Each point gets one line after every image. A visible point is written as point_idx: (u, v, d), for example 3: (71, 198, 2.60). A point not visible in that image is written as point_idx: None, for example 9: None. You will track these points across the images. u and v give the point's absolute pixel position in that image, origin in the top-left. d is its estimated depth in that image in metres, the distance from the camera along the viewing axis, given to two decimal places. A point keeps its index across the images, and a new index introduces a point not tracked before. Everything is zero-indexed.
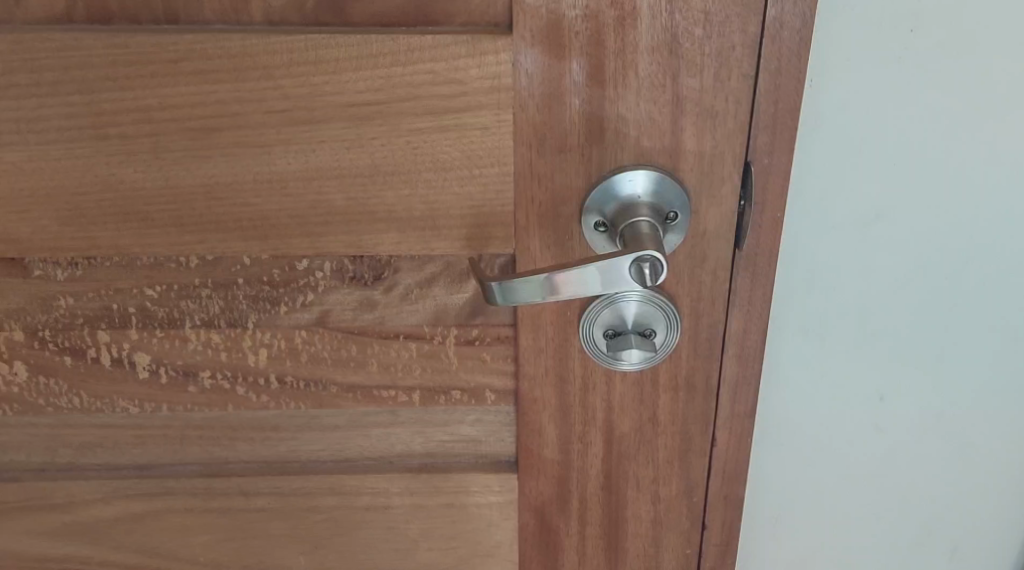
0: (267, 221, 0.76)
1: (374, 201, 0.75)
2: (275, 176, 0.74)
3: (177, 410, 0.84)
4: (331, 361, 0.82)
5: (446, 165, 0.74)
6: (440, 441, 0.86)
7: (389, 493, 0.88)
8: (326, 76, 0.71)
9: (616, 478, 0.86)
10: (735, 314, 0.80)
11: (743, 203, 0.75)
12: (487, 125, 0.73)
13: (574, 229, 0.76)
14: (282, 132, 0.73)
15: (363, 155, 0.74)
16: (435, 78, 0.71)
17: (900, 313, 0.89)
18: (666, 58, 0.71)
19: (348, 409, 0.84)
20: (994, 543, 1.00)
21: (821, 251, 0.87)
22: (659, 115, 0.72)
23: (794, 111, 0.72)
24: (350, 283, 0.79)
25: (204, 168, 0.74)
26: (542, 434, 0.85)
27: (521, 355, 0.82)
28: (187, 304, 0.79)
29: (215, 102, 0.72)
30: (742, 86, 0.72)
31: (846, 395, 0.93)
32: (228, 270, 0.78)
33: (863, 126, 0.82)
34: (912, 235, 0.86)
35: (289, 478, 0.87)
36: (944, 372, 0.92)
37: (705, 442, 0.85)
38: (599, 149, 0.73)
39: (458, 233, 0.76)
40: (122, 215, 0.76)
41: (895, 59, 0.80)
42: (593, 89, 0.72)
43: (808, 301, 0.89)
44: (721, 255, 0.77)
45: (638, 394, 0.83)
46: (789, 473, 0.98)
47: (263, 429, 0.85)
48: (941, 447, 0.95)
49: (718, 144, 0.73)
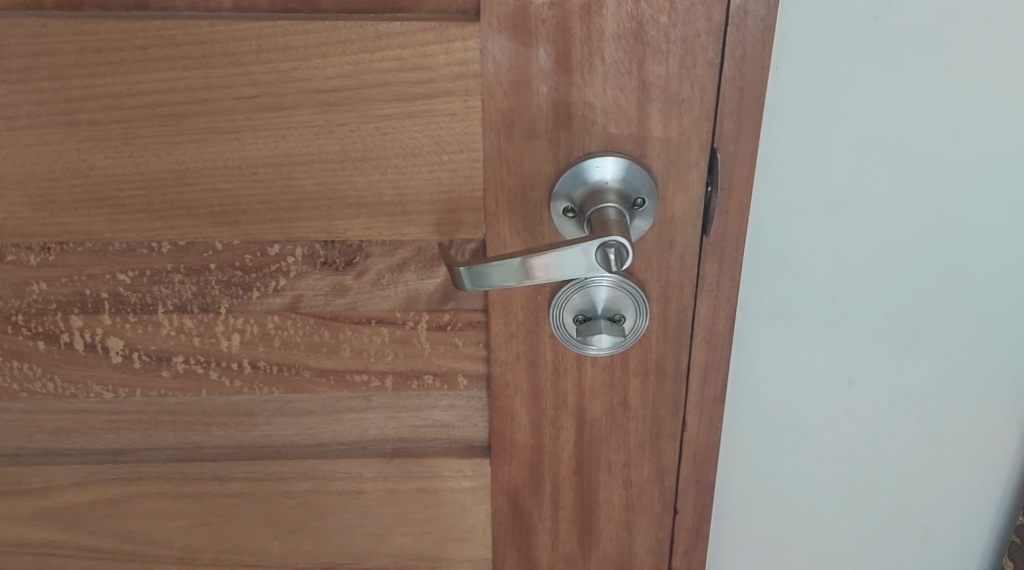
0: (238, 207, 0.76)
1: (344, 186, 0.76)
2: (245, 162, 0.75)
3: (151, 395, 0.84)
4: (304, 347, 0.83)
5: (415, 151, 0.75)
6: (413, 426, 0.87)
7: (362, 478, 0.89)
8: (295, 63, 0.72)
9: (588, 462, 0.87)
10: (703, 299, 0.81)
11: (710, 189, 0.76)
12: (455, 111, 0.73)
13: (543, 215, 0.76)
14: (252, 118, 0.73)
15: (332, 141, 0.74)
16: (403, 65, 0.72)
17: (868, 300, 0.90)
18: (632, 45, 0.72)
19: (321, 394, 0.85)
20: (963, 527, 1.01)
21: (789, 239, 0.88)
22: (626, 102, 0.73)
23: (760, 99, 0.73)
24: (322, 268, 0.80)
25: (175, 154, 0.75)
26: (514, 418, 0.86)
27: (493, 340, 0.83)
28: (160, 290, 0.80)
29: (185, 88, 0.73)
30: (707, 73, 0.72)
31: (816, 379, 0.94)
32: (200, 255, 0.78)
33: (830, 114, 0.83)
34: (880, 223, 0.87)
35: (263, 462, 0.87)
36: (912, 359, 0.93)
37: (676, 427, 0.86)
38: (567, 136, 0.74)
39: (428, 219, 0.77)
40: (93, 201, 0.76)
41: (860, 48, 0.81)
42: (560, 76, 0.72)
43: (777, 287, 0.90)
44: (689, 241, 0.78)
45: (609, 379, 0.84)
46: (760, 457, 0.99)
47: (236, 414, 0.86)
48: (911, 434, 0.97)
49: (684, 130, 0.74)
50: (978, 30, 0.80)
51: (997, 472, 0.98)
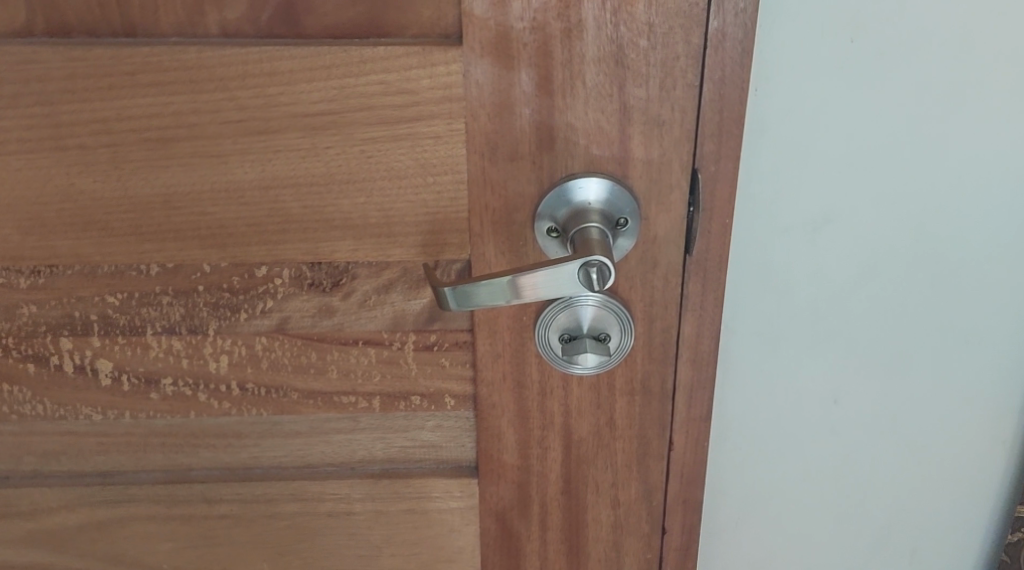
0: (224, 229, 0.77)
1: (331, 209, 0.77)
2: (232, 186, 0.76)
3: (140, 417, 0.85)
4: (292, 368, 0.83)
5: (400, 173, 0.76)
6: (401, 447, 0.88)
7: (351, 499, 0.89)
8: (281, 88, 0.73)
9: (575, 482, 0.87)
10: (688, 318, 0.81)
11: (692, 209, 0.77)
12: (439, 134, 0.74)
13: (528, 236, 0.77)
14: (239, 142, 0.74)
15: (318, 164, 0.75)
16: (387, 89, 0.73)
17: (851, 318, 0.91)
18: (613, 69, 0.73)
19: (309, 416, 0.86)
20: (953, 546, 1.02)
21: (771, 258, 0.89)
22: (608, 124, 0.74)
23: (739, 120, 0.74)
24: (309, 290, 0.80)
25: (162, 177, 0.76)
26: (501, 438, 0.86)
27: (479, 360, 0.83)
28: (148, 312, 0.81)
29: (173, 112, 0.74)
30: (687, 95, 0.74)
31: (801, 397, 0.95)
32: (188, 277, 0.79)
33: (810, 134, 0.84)
34: (861, 241, 0.88)
35: (252, 484, 0.88)
36: (895, 377, 0.94)
37: (663, 446, 0.86)
38: (550, 157, 0.75)
39: (414, 240, 0.78)
40: (82, 224, 0.77)
41: (837, 69, 0.82)
42: (542, 99, 0.73)
43: (761, 305, 0.91)
44: (672, 261, 0.79)
45: (595, 398, 0.84)
46: (747, 476, 0.99)
47: (225, 436, 0.86)
48: (896, 452, 0.97)
49: (665, 151, 0.75)
50: (954, 52, 0.81)
51: (984, 490, 0.98)
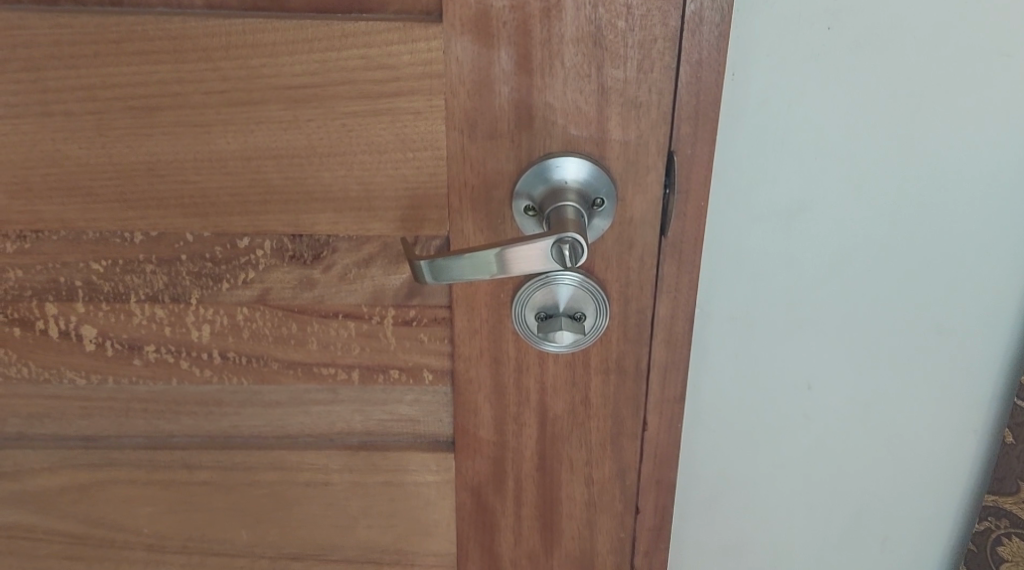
0: (207, 199, 0.79)
1: (312, 181, 0.78)
2: (215, 156, 0.77)
3: (122, 382, 0.86)
4: (272, 338, 0.85)
5: (381, 148, 0.77)
6: (379, 420, 0.89)
7: (329, 470, 0.91)
8: (264, 60, 0.74)
9: (550, 459, 0.89)
10: (663, 299, 0.83)
11: (668, 190, 0.79)
12: (420, 110, 0.76)
13: (506, 214, 0.79)
14: (221, 113, 0.76)
15: (300, 136, 0.77)
16: (368, 63, 0.75)
17: (826, 304, 0.93)
18: (591, 49, 0.74)
19: (289, 386, 0.87)
20: (923, 533, 1.03)
21: (746, 242, 0.90)
22: (585, 104, 0.76)
23: (715, 103, 0.76)
24: (290, 262, 0.82)
25: (146, 146, 0.77)
26: (478, 414, 0.88)
27: (456, 336, 0.85)
28: (132, 279, 0.82)
29: (157, 82, 0.75)
30: (664, 77, 0.75)
31: (775, 381, 0.97)
32: (171, 246, 0.81)
33: (787, 121, 0.86)
34: (836, 229, 0.90)
35: (232, 452, 0.89)
36: (868, 364, 0.95)
37: (637, 426, 0.88)
38: (528, 136, 0.76)
39: (393, 215, 0.79)
40: (67, 189, 0.79)
41: (814, 57, 0.83)
42: (521, 78, 0.75)
43: (737, 290, 0.92)
44: (648, 242, 0.80)
45: (571, 377, 0.86)
46: (721, 459, 1.01)
47: (206, 404, 0.88)
48: (868, 439, 0.99)
49: (642, 133, 0.76)
50: (930, 42, 0.83)
51: (955, 478, 1.00)
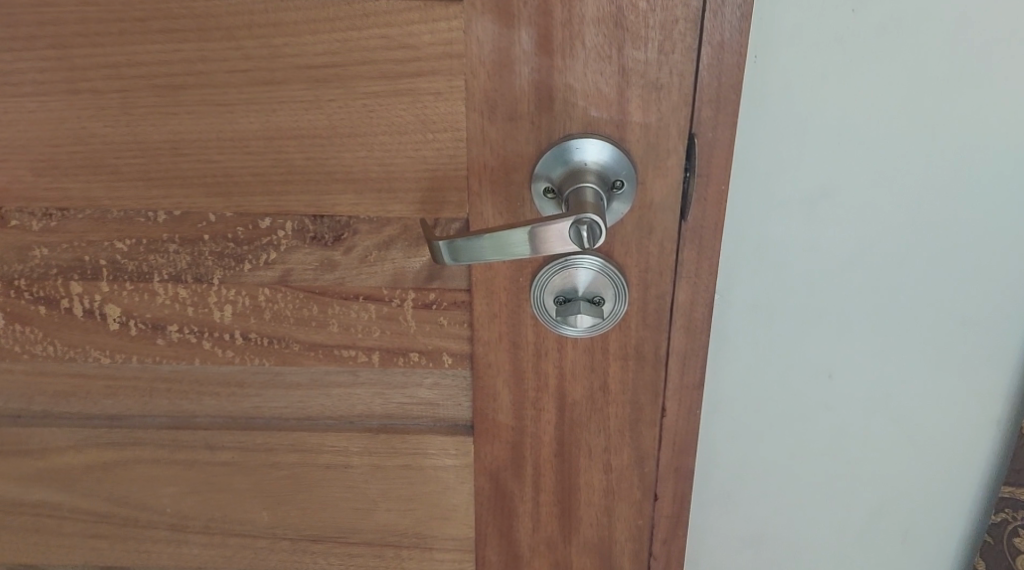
0: (230, 178, 0.80)
1: (333, 161, 0.79)
2: (237, 135, 0.78)
3: (146, 362, 0.87)
4: (294, 320, 0.86)
5: (402, 130, 0.78)
6: (399, 403, 0.90)
7: (349, 452, 0.91)
8: (287, 39, 0.75)
9: (568, 444, 0.89)
10: (682, 285, 0.83)
11: (688, 174, 0.79)
12: (440, 91, 0.77)
13: (526, 196, 0.79)
14: (244, 92, 0.77)
15: (321, 116, 0.77)
16: (389, 43, 0.75)
17: (846, 292, 0.93)
18: (612, 30, 0.74)
19: (310, 367, 0.88)
20: (943, 527, 1.03)
21: (766, 229, 0.91)
22: (606, 86, 0.76)
23: (736, 86, 0.76)
24: (311, 243, 0.83)
25: (170, 124, 0.78)
26: (497, 398, 0.88)
27: (476, 320, 0.85)
28: (156, 259, 0.83)
29: (181, 60, 0.76)
30: (685, 59, 0.75)
31: (795, 369, 0.97)
32: (195, 226, 0.82)
33: (809, 107, 0.86)
34: (857, 218, 0.90)
35: (253, 433, 0.90)
36: (889, 354, 0.95)
37: (656, 412, 0.88)
38: (548, 118, 0.77)
39: (414, 197, 0.80)
40: (92, 167, 0.80)
41: (836, 43, 0.84)
42: (542, 59, 0.75)
43: (757, 276, 0.93)
44: (667, 226, 0.81)
45: (589, 361, 0.86)
46: (741, 445, 1.01)
47: (228, 385, 0.89)
48: (888, 430, 0.99)
49: (663, 116, 0.77)
50: (952, 29, 0.83)
51: (975, 470, 0.99)
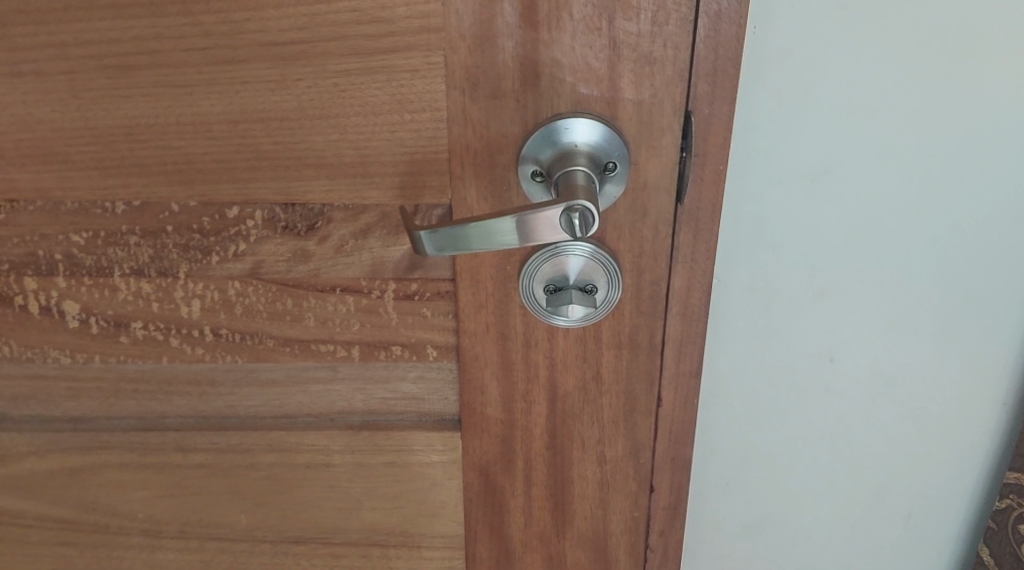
0: (192, 165, 0.74)
1: (303, 146, 0.74)
2: (198, 119, 0.73)
3: (110, 361, 0.82)
4: (267, 314, 0.80)
5: (376, 110, 0.72)
6: (382, 399, 0.85)
7: (330, 451, 0.86)
8: (248, 13, 0.70)
9: (562, 438, 0.84)
10: (679, 270, 0.78)
11: (685, 153, 0.73)
12: (417, 68, 0.71)
13: (511, 180, 0.73)
14: (204, 72, 0.72)
15: (288, 97, 0.72)
16: (361, 17, 0.70)
17: (850, 273, 0.87)
18: (601, 0, 0.69)
19: (285, 364, 0.83)
20: (951, 516, 0.97)
21: (765, 209, 0.85)
22: (596, 60, 0.70)
23: (735, 59, 0.70)
24: (282, 233, 0.77)
25: (123, 108, 0.73)
26: (485, 391, 0.83)
27: (461, 311, 0.80)
28: (115, 252, 0.78)
29: (134, 38, 0.71)
30: (680, 30, 0.70)
31: (795, 356, 0.91)
32: (156, 216, 0.76)
33: (809, 78, 0.80)
34: (862, 195, 0.84)
35: (227, 434, 0.85)
36: (896, 339, 0.89)
37: (651, 402, 0.83)
38: (534, 96, 0.71)
39: (392, 182, 0.75)
40: (43, 155, 0.75)
41: (839, 7, 0.78)
42: (526, 32, 0.69)
43: (755, 258, 0.87)
44: (662, 209, 0.75)
45: (582, 352, 0.81)
46: (738, 437, 0.95)
47: (199, 383, 0.83)
48: (895, 419, 0.93)
49: (657, 92, 0.71)
50: None
51: (984, 456, 0.94)
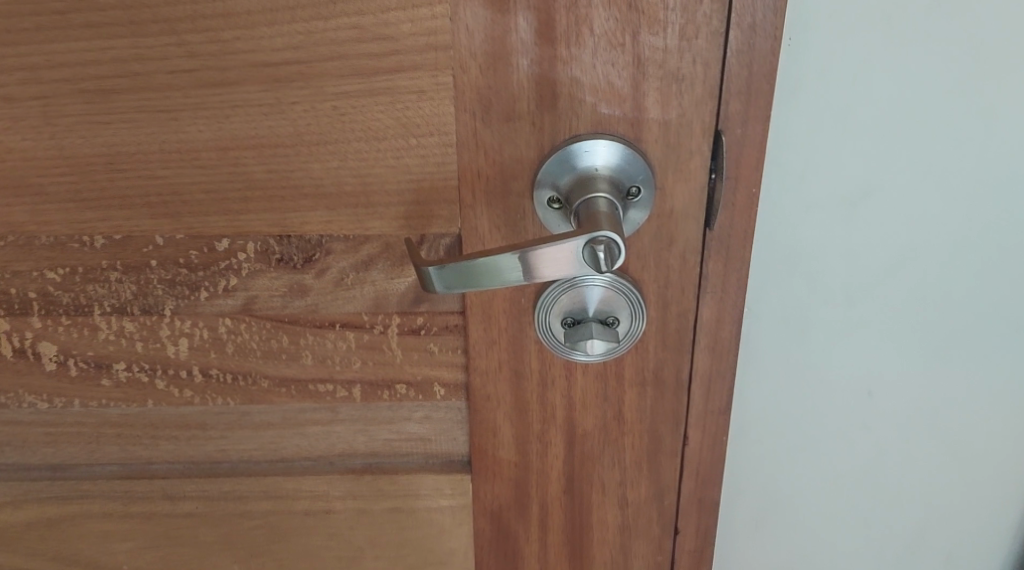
0: (178, 196, 0.69)
1: (299, 173, 0.67)
2: (185, 146, 0.67)
3: (91, 405, 0.76)
4: (260, 353, 0.74)
5: (379, 134, 0.66)
6: (385, 440, 0.79)
7: (330, 497, 0.80)
8: (238, 32, 0.64)
9: (579, 481, 0.78)
10: (707, 301, 0.72)
11: (714, 176, 0.67)
12: (423, 89, 0.65)
13: (526, 208, 0.67)
14: (190, 95, 0.66)
15: (283, 122, 0.66)
16: (362, 34, 0.64)
17: (890, 301, 0.81)
18: (625, 14, 0.63)
19: (282, 405, 0.77)
20: (992, 550, 0.92)
21: (799, 234, 0.79)
22: (618, 79, 0.64)
23: (771, 75, 0.64)
24: (277, 266, 0.71)
25: (102, 135, 0.67)
26: (496, 432, 0.77)
27: (471, 347, 0.74)
28: (95, 289, 0.72)
29: (112, 60, 0.65)
30: (710, 45, 0.64)
31: (830, 389, 0.85)
32: (139, 251, 0.70)
33: (848, 94, 0.74)
34: (903, 217, 0.78)
35: (217, 480, 0.79)
36: (937, 370, 0.84)
37: (677, 442, 0.77)
38: (552, 117, 0.65)
39: (396, 211, 0.69)
40: (15, 187, 0.69)
41: (882, 19, 0.72)
42: (543, 49, 0.63)
43: (789, 285, 0.81)
44: (690, 237, 0.69)
45: (602, 390, 0.75)
46: (769, 473, 0.89)
47: (188, 427, 0.78)
48: (936, 454, 0.87)
49: (685, 111, 0.65)
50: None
51: None
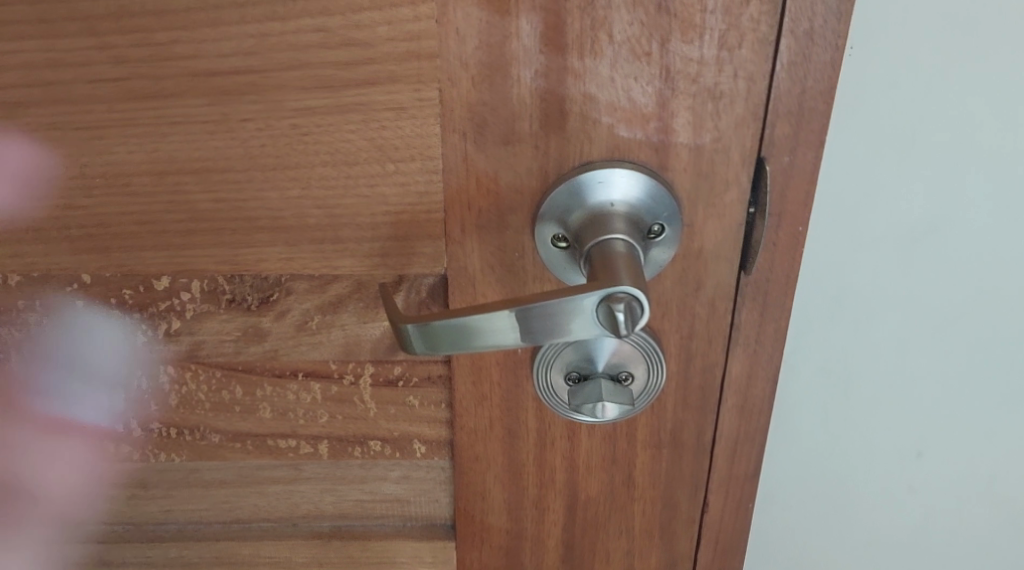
0: (105, 229, 0.58)
1: (253, 203, 0.56)
2: (112, 170, 0.56)
3: (13, 461, 0.66)
4: (210, 406, 0.63)
5: (349, 159, 0.55)
6: (357, 501, 0.67)
7: (293, 564, 0.69)
8: (176, 33, 0.53)
9: (582, 551, 0.65)
10: (737, 354, 0.59)
11: (753, 211, 0.55)
12: (403, 105, 0.54)
13: (526, 244, 0.56)
14: (117, 110, 0.54)
15: (232, 142, 0.55)
16: (328, 38, 0.52)
17: (951, 352, 0.73)
18: (653, 17, 0.51)
19: (236, 463, 0.65)
20: None
21: (850, 275, 0.71)
22: (643, 95, 0.53)
23: (828, 92, 0.52)
24: (229, 308, 0.60)
25: (13, 156, 0.56)
26: (484, 496, 0.64)
27: (458, 403, 0.62)
28: (13, 331, 0.61)
29: (21, 66, 0.54)
30: (756, 56, 0.52)
31: (876, 442, 0.77)
32: (63, 290, 0.60)
33: (915, 119, 0.66)
34: (971, 262, 0.69)
35: (163, 546, 0.68)
36: (1001, 431, 0.75)
37: (695, 509, 0.64)
38: (560, 140, 0.54)
39: (371, 247, 0.57)
40: None
41: (958, 32, 0.63)
42: (551, 58, 0.52)
43: (834, 331, 0.73)
44: (721, 281, 0.57)
45: (610, 452, 0.62)
46: (803, 528, 0.81)
47: (127, 486, 0.67)
48: (991, 520, 0.79)
49: (721, 135, 0.53)
50: None
51: None
